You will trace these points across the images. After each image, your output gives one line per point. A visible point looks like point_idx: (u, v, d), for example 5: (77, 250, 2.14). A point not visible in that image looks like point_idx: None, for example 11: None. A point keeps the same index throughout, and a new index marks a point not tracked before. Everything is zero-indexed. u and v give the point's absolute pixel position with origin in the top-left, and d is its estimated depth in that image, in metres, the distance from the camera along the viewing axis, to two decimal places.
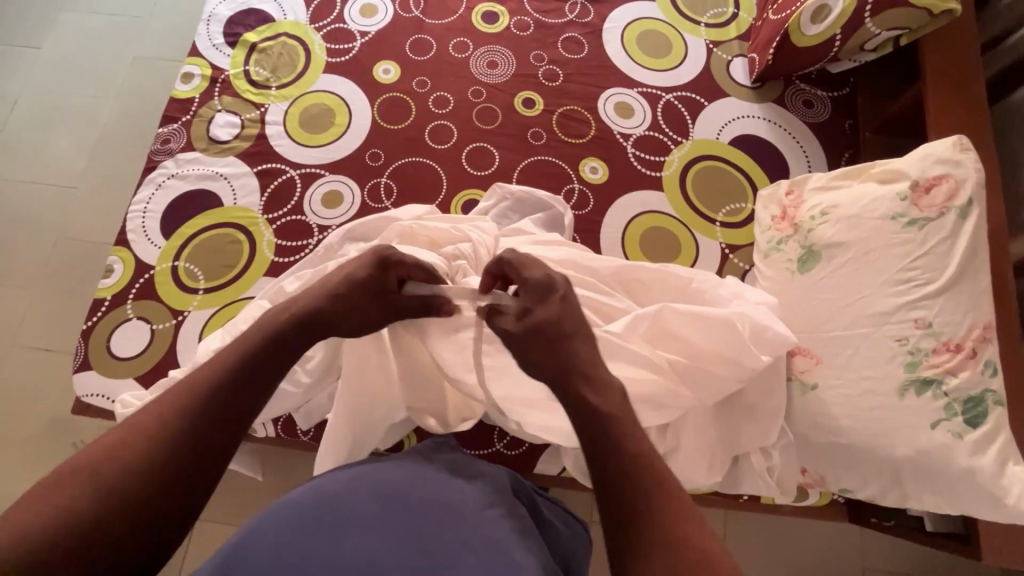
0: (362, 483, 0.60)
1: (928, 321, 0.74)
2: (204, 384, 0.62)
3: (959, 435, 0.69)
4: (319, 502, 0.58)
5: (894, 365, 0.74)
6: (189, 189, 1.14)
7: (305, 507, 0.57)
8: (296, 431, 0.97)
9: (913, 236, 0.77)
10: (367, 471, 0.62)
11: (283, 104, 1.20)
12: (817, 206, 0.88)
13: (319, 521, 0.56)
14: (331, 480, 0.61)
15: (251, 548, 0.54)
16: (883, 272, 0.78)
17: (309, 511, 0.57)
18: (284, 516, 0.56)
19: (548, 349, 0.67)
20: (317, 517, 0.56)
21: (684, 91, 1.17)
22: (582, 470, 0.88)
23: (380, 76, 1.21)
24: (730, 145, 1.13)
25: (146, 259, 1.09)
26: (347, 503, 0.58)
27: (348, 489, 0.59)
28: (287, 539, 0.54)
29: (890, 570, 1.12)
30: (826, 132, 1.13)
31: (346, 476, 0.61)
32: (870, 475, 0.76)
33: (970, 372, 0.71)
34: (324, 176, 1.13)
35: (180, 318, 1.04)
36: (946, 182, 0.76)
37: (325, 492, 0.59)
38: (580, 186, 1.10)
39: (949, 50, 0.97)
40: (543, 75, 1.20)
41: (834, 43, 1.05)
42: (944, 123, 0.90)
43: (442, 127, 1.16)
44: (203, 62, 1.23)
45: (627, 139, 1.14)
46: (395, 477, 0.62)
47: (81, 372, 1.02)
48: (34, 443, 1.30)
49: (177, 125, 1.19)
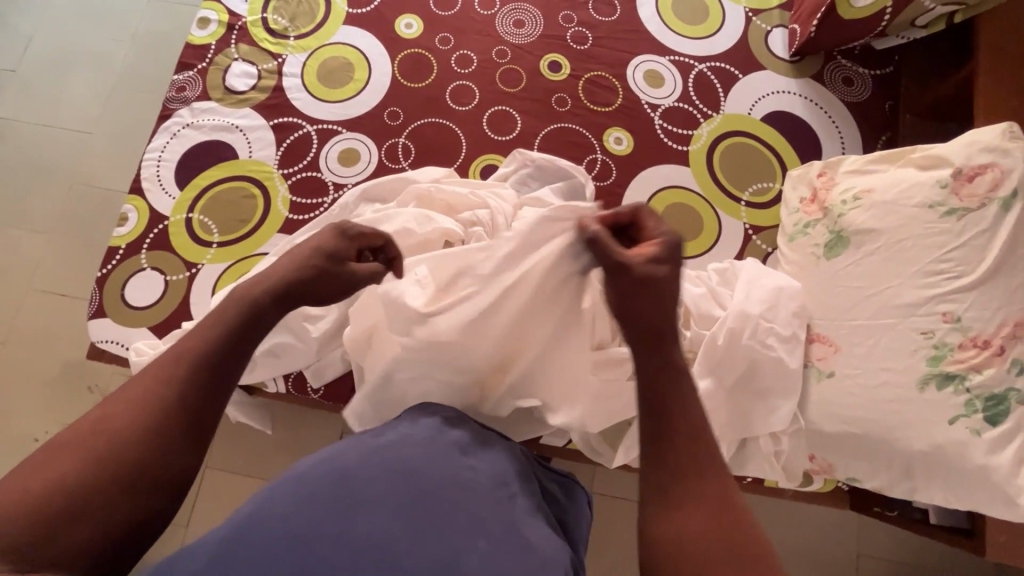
0: (376, 458, 0.57)
1: (957, 315, 0.71)
2: (209, 376, 0.58)
3: (979, 432, 0.68)
4: (331, 477, 0.55)
5: (916, 359, 0.73)
6: (204, 139, 1.12)
7: (320, 479, 0.54)
8: (306, 389, 0.98)
9: (950, 227, 0.74)
10: (382, 446, 0.59)
11: (301, 56, 1.16)
12: (850, 190, 0.85)
13: (333, 496, 0.53)
14: (346, 453, 0.58)
15: (264, 518, 0.51)
16: (914, 263, 0.75)
17: (321, 486, 0.54)
18: (296, 488, 0.54)
19: (653, 305, 0.61)
20: (331, 490, 0.53)
21: (717, 62, 1.12)
22: (589, 445, 0.88)
23: (402, 30, 1.17)
24: (762, 121, 1.08)
25: (161, 209, 1.08)
26: (363, 477, 0.55)
27: (363, 464, 0.56)
28: (295, 516, 0.51)
29: (883, 557, 1.14)
30: (864, 113, 1.07)
31: (359, 450, 0.58)
32: (880, 465, 0.75)
33: (995, 370, 0.69)
34: (341, 133, 1.10)
35: (193, 271, 1.04)
36: (991, 171, 0.73)
37: (338, 466, 0.56)
38: (602, 156, 1.07)
39: (1006, 29, 0.91)
40: (571, 37, 1.15)
41: (884, 16, 0.98)
42: (992, 109, 0.86)
43: (464, 88, 1.13)
44: (220, 7, 1.19)
45: (655, 110, 1.10)
46: (412, 455, 0.59)
47: (96, 318, 1.03)
48: (51, 384, 1.33)
49: (192, 72, 1.16)
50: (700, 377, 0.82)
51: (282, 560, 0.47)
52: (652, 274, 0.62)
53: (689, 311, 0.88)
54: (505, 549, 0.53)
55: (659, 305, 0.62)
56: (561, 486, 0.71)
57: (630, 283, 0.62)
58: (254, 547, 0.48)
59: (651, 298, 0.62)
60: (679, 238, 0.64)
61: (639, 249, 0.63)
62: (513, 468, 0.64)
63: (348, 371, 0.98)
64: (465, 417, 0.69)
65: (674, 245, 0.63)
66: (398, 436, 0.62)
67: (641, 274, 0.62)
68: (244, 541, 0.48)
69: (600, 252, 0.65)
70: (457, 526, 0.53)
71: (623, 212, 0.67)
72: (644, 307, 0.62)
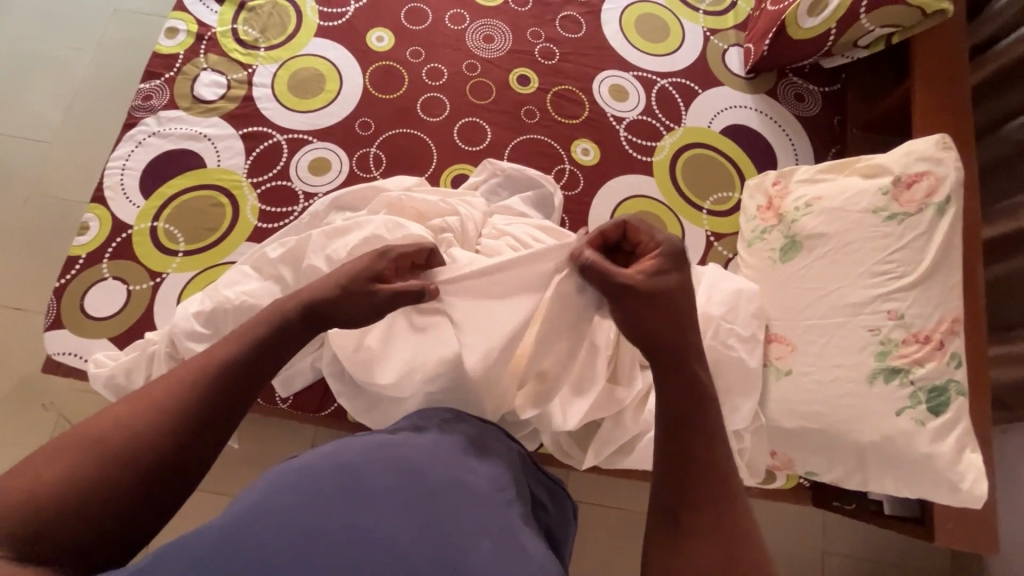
0: (378, 455, 0.57)
1: (900, 312, 0.76)
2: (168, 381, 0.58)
3: (923, 422, 0.72)
4: (335, 470, 0.54)
5: (864, 354, 0.76)
6: (170, 147, 1.10)
7: (323, 473, 0.54)
8: (274, 399, 0.98)
9: (892, 230, 0.79)
10: (383, 443, 0.59)
11: (271, 66, 1.16)
12: (803, 198, 0.89)
13: (337, 489, 0.52)
14: (347, 449, 0.58)
15: (267, 511, 0.50)
16: (861, 263, 0.80)
17: (326, 479, 0.53)
18: (299, 481, 0.53)
19: (671, 319, 0.62)
20: (335, 484, 0.53)
21: (679, 77, 1.17)
22: (558, 445, 0.90)
23: (373, 43, 1.18)
24: (721, 134, 1.13)
25: (124, 218, 1.06)
26: (366, 473, 0.55)
27: (371, 455, 0.57)
28: (300, 509, 0.50)
29: (844, 552, 1.21)
30: (816, 126, 1.14)
31: (361, 447, 0.58)
32: (836, 458, 0.78)
33: (936, 363, 0.73)
34: (312, 142, 1.11)
35: (158, 280, 1.02)
36: (927, 178, 0.78)
37: (340, 461, 0.56)
38: (570, 167, 1.11)
39: (938, 50, 0.98)
40: (539, 53, 1.19)
41: (828, 37, 1.05)
42: (929, 123, 0.92)
43: (435, 99, 1.15)
44: (188, 18, 1.19)
45: (620, 122, 1.14)
46: (414, 454, 0.58)
47: (53, 330, 1.00)
48: (4, 401, 1.28)
49: (159, 81, 1.15)
50: None
51: (287, 551, 0.47)
52: (660, 290, 0.61)
53: None
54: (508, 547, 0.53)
55: (676, 320, 0.62)
56: (549, 493, 0.72)
57: (638, 302, 0.61)
58: (259, 540, 0.47)
59: (663, 316, 0.62)
60: (675, 247, 0.63)
61: (640, 265, 0.62)
62: (510, 470, 0.65)
63: (318, 380, 0.98)
64: (461, 418, 0.69)
65: (675, 254, 0.63)
66: (403, 434, 0.63)
67: (648, 290, 0.61)
68: (249, 533, 0.48)
69: (599, 281, 0.63)
70: (462, 523, 0.53)
71: (606, 233, 0.66)
72: (662, 324, 0.62)
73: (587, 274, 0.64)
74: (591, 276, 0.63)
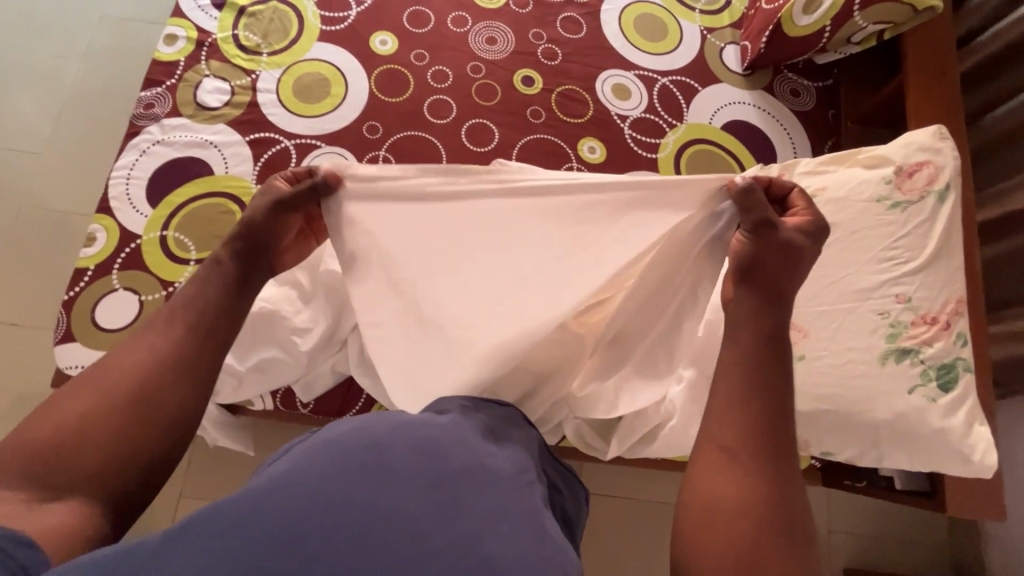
0: (404, 432, 0.57)
1: (908, 296, 0.79)
2: None
3: (933, 399, 0.76)
4: (362, 445, 0.54)
5: (876, 337, 0.80)
6: (175, 155, 1.09)
7: (351, 448, 0.54)
8: (295, 404, 0.99)
9: (896, 218, 0.82)
10: (410, 423, 0.59)
11: (275, 72, 1.16)
12: (806, 189, 0.90)
13: (362, 465, 0.52)
14: (375, 424, 0.57)
15: (295, 483, 0.50)
16: (869, 250, 0.83)
17: (352, 454, 0.53)
18: (327, 455, 0.53)
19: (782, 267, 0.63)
20: (361, 459, 0.53)
21: (679, 76, 1.20)
22: (580, 437, 0.92)
23: (377, 47, 1.19)
24: (722, 129, 1.17)
25: (132, 228, 1.05)
26: (392, 451, 0.54)
27: (393, 434, 0.56)
28: (326, 484, 0.51)
29: (848, 529, 1.26)
30: (812, 120, 1.18)
31: (389, 423, 0.58)
32: (851, 438, 0.80)
33: (943, 342, 0.77)
34: (320, 147, 1.11)
35: (170, 289, 1.01)
36: (927, 167, 0.83)
37: (367, 436, 0.55)
38: (578, 165, 1.13)
39: (928, 45, 1.03)
40: (542, 54, 1.21)
41: (824, 33, 1.09)
42: (925, 115, 0.97)
43: (441, 102, 1.16)
44: (188, 24, 1.18)
45: (624, 121, 1.16)
46: (440, 435, 0.58)
47: (64, 344, 0.98)
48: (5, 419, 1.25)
49: (161, 89, 1.14)
50: (684, 367, 0.87)
51: (313, 521, 0.48)
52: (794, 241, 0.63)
53: None
54: (525, 534, 0.52)
55: (785, 270, 0.63)
56: (564, 477, 0.73)
57: (774, 246, 0.63)
58: (286, 509, 0.48)
59: (777, 256, 0.63)
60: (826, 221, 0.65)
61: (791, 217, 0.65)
62: (531, 455, 0.65)
63: (339, 383, 0.99)
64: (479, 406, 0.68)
65: (822, 228, 0.65)
66: (426, 415, 0.62)
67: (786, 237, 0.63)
68: (276, 502, 0.49)
69: (750, 203, 0.64)
70: (478, 509, 0.52)
71: (783, 185, 0.68)
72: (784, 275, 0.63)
73: (742, 191, 0.64)
74: (749, 196, 0.64)
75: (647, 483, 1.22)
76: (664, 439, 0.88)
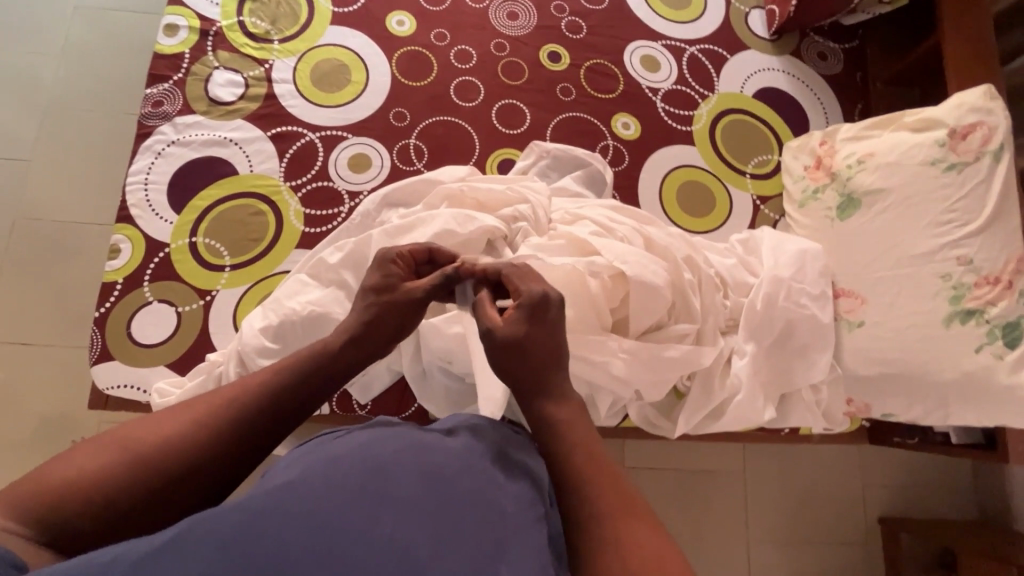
0: (412, 454, 0.50)
1: (969, 258, 0.80)
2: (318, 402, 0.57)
3: (1001, 356, 0.77)
4: (364, 466, 0.47)
5: (938, 300, 0.82)
6: (194, 156, 1.03)
7: (352, 467, 0.47)
8: (352, 407, 0.96)
9: (952, 180, 0.83)
10: (419, 443, 0.51)
11: (289, 60, 1.10)
12: (854, 154, 0.94)
13: (362, 488, 0.45)
14: (381, 444, 0.50)
15: (286, 505, 0.43)
16: (925, 215, 0.84)
17: (353, 475, 0.46)
18: (325, 475, 0.46)
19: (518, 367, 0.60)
20: (361, 480, 0.46)
21: (707, 44, 1.18)
22: (645, 420, 0.92)
23: (395, 28, 1.13)
24: (753, 98, 1.15)
25: (158, 236, 0.99)
26: (396, 474, 0.47)
27: (400, 456, 0.49)
28: (320, 506, 0.43)
29: (882, 482, 1.32)
30: (840, 84, 1.17)
31: (397, 444, 0.50)
32: (916, 399, 0.84)
33: (1008, 302, 0.78)
34: (347, 138, 1.06)
35: (208, 298, 0.97)
36: (981, 128, 0.82)
37: (372, 459, 0.48)
38: (614, 142, 1.10)
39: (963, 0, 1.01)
40: (566, 27, 1.17)
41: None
42: (965, 75, 0.97)
43: (468, 83, 1.11)
44: (188, 12, 1.10)
45: (656, 94, 1.14)
46: (449, 458, 0.51)
47: (102, 363, 0.93)
48: (31, 442, 1.20)
49: (168, 84, 1.06)
50: (745, 342, 0.87)
51: (301, 546, 0.40)
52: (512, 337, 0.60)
53: (727, 281, 0.92)
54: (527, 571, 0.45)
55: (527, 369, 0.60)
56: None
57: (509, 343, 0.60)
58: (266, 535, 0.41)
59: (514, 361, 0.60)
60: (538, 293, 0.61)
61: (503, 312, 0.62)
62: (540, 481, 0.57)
63: (394, 382, 0.97)
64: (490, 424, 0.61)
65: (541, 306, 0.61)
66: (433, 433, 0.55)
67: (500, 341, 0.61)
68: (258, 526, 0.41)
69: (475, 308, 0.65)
70: (481, 543, 0.45)
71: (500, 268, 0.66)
72: (516, 364, 0.60)
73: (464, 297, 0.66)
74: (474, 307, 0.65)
75: (685, 450, 1.28)
76: (732, 413, 0.87)
